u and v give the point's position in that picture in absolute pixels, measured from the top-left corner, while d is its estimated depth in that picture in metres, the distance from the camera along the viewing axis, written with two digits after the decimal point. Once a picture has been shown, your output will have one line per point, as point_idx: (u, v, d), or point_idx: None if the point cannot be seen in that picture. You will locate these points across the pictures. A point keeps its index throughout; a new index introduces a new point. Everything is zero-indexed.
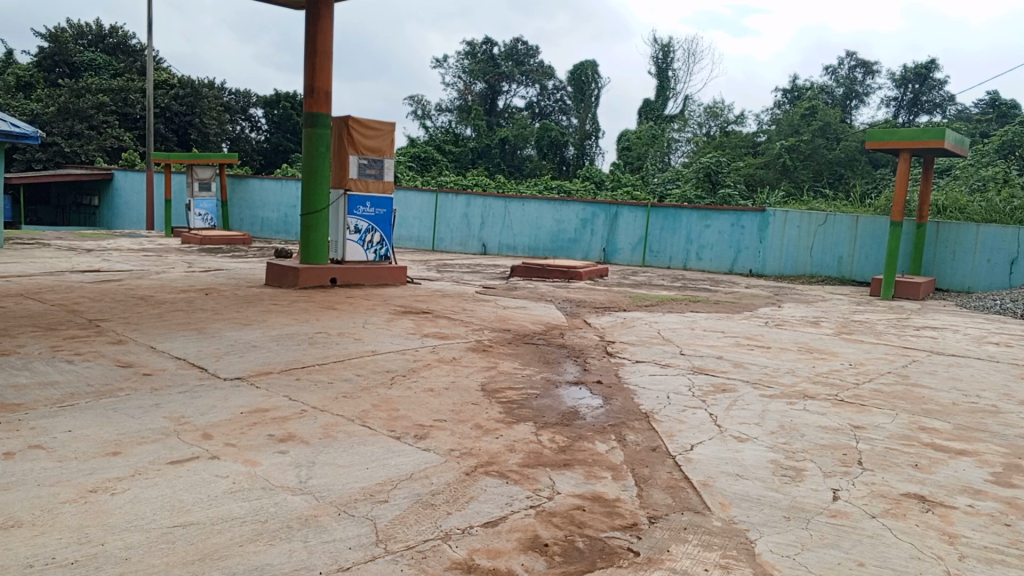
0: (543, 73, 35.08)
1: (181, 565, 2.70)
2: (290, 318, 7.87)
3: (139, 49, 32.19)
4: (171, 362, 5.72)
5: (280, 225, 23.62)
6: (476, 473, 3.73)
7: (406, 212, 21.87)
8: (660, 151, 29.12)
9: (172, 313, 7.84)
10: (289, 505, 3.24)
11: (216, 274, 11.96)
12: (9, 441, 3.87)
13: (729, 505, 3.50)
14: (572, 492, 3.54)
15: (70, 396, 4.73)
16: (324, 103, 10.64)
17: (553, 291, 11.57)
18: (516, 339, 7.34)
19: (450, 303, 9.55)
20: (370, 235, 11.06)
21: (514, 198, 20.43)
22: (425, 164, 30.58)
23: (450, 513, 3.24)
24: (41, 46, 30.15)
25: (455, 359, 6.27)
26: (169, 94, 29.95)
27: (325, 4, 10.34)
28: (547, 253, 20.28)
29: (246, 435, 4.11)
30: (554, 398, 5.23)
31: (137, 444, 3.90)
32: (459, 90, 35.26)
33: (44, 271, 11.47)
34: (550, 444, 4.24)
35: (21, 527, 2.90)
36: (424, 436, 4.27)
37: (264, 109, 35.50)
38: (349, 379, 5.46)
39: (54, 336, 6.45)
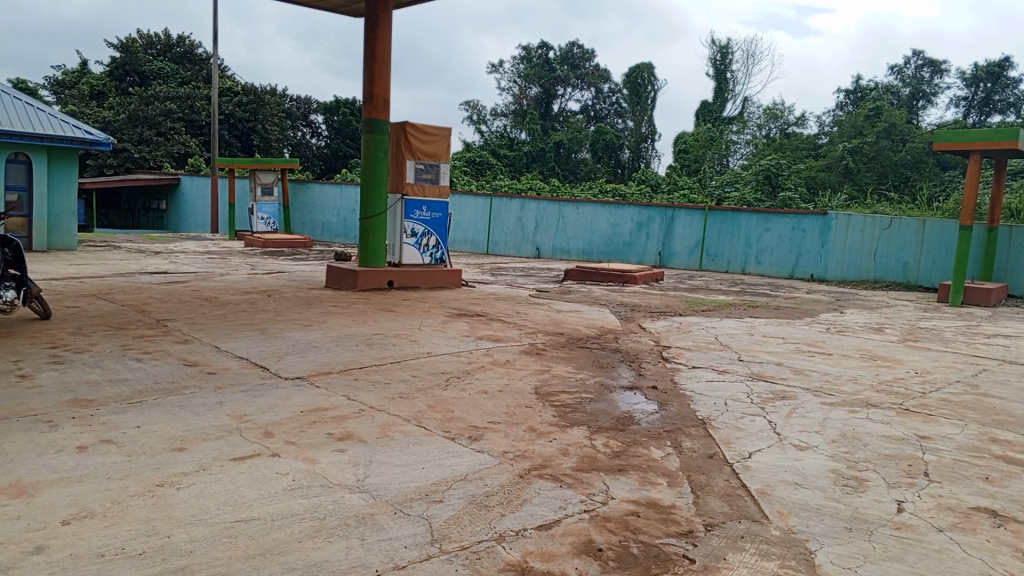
0: (599, 76, 34.99)
1: (243, 559, 2.77)
2: (349, 319, 8.01)
3: (205, 58, 33.15)
4: (234, 361, 5.88)
5: (339, 228, 24.06)
6: (529, 476, 3.73)
7: (461, 216, 22.07)
8: (718, 152, 28.74)
9: (235, 314, 8.05)
10: (347, 504, 3.29)
11: (277, 276, 12.24)
12: (83, 435, 4.03)
13: (788, 514, 3.43)
14: (627, 498, 3.51)
15: (139, 393, 4.90)
16: (383, 109, 10.76)
17: (607, 295, 11.52)
18: (571, 342, 7.33)
19: (505, 306, 9.59)
20: (426, 238, 11.18)
21: (568, 202, 20.41)
22: (480, 168, 30.76)
23: (504, 516, 3.25)
24: (114, 56, 31.27)
25: (509, 362, 6.29)
26: (233, 101, 30.82)
27: (383, 10, 10.49)
28: (602, 257, 20.18)
29: (306, 434, 4.20)
30: (609, 402, 5.20)
31: (202, 440, 4.03)
32: (514, 95, 35.49)
33: (115, 272, 11.91)
34: (604, 449, 4.22)
35: (94, 518, 3.02)
36: (479, 438, 4.29)
37: (324, 115, 36.27)
38: (405, 380, 5.53)
39: (124, 335, 6.70)
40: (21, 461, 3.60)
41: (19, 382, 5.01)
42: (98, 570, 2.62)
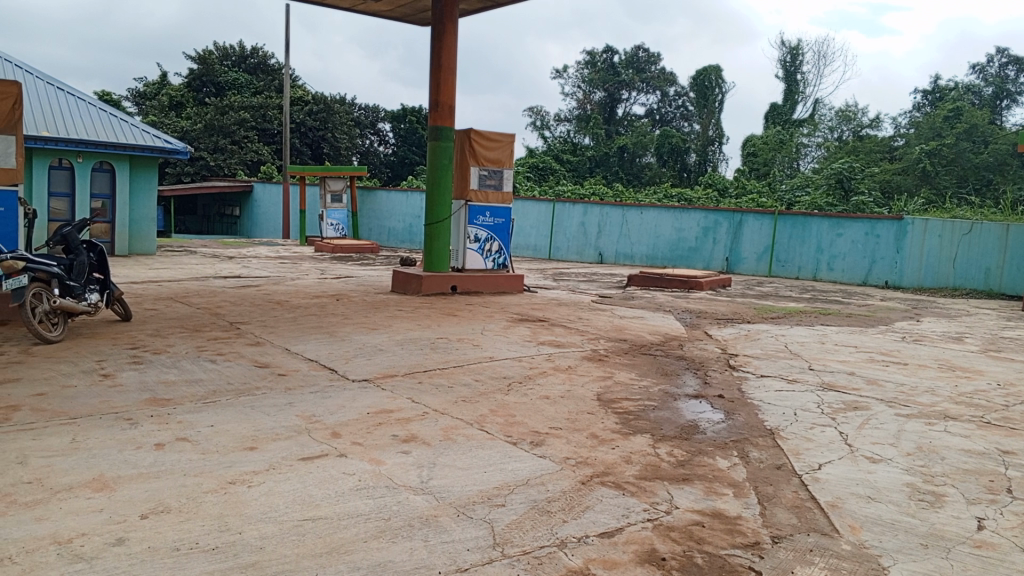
0: (665, 80, 34.64)
1: (311, 556, 2.84)
2: (413, 323, 8.11)
3: (277, 68, 34.13)
4: (304, 363, 6.03)
5: (404, 234, 24.42)
6: (592, 482, 3.71)
7: (524, 221, 22.16)
8: (788, 155, 28.09)
9: (304, 317, 8.26)
10: (410, 505, 3.33)
11: (345, 280, 12.50)
12: (161, 433, 4.19)
13: (860, 528, 3.32)
14: (691, 508, 3.46)
15: (213, 393, 5.08)
16: (448, 116, 10.87)
17: (671, 302, 11.38)
18: (634, 349, 7.26)
19: (567, 312, 9.57)
20: (489, 244, 11.25)
21: (632, 206, 20.25)
22: (543, 173, 30.75)
23: (566, 522, 3.24)
24: (191, 68, 32.48)
25: (571, 367, 6.27)
26: (304, 110, 31.65)
27: (449, 20, 10.61)
28: (666, 262, 19.91)
29: (372, 435, 4.28)
30: (673, 411, 5.14)
31: (272, 440, 4.14)
32: (578, 99, 35.42)
33: (191, 276, 12.36)
34: (668, 457, 4.16)
35: (170, 513, 3.14)
36: (541, 443, 4.29)
37: (391, 123, 36.90)
38: (468, 384, 5.56)
39: (199, 336, 6.94)
40: (103, 457, 3.77)
41: (101, 381, 5.25)
42: (173, 563, 2.73)
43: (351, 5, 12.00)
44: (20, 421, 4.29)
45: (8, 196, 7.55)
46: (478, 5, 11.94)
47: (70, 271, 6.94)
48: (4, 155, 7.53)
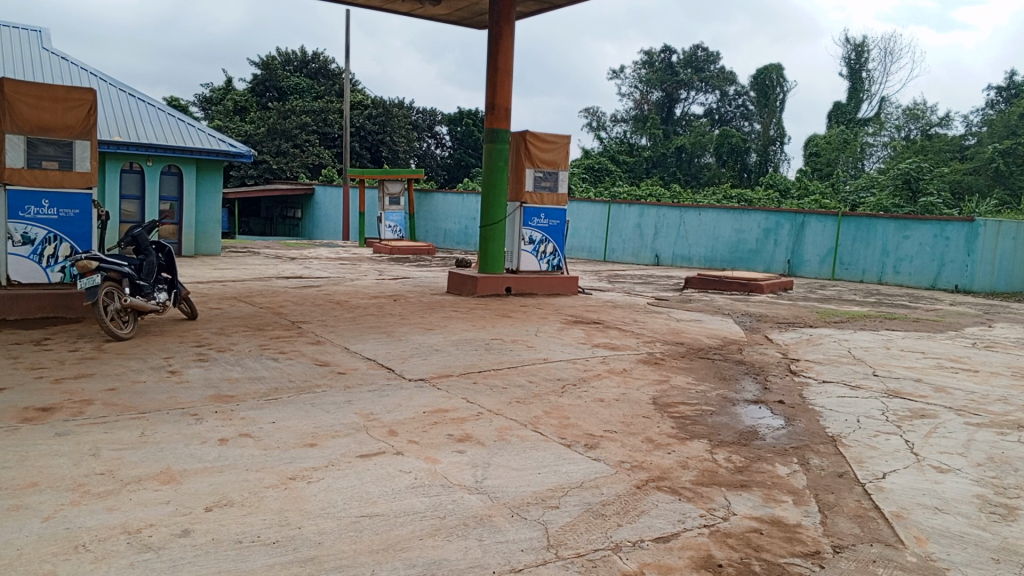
0: (724, 79, 34.16)
1: (367, 552, 2.88)
2: (468, 324, 8.17)
3: (337, 73, 34.82)
4: (362, 362, 6.14)
5: (460, 236, 24.58)
6: (648, 487, 3.68)
7: (579, 222, 22.12)
8: (853, 155, 27.36)
9: (362, 317, 8.39)
10: (465, 504, 3.36)
11: (402, 281, 12.67)
12: (224, 428, 4.31)
13: (927, 540, 3.21)
14: (749, 515, 3.40)
15: (274, 390, 5.21)
16: (504, 118, 10.91)
17: (731, 305, 11.18)
18: (691, 352, 7.17)
19: (622, 314, 9.51)
20: (543, 245, 11.24)
21: (690, 207, 20.00)
22: (599, 174, 30.54)
23: (620, 526, 3.22)
24: (255, 74, 33.36)
25: (626, 370, 6.22)
26: (364, 114, 32.21)
27: (506, 22, 10.65)
28: (725, 265, 19.63)
29: (428, 434, 4.32)
30: (732, 416, 5.05)
31: (331, 437, 4.22)
32: (635, 100, 35.16)
33: (255, 276, 12.70)
34: (726, 463, 4.10)
35: (233, 506, 3.23)
36: (595, 446, 4.28)
37: (448, 126, 37.24)
38: (522, 385, 5.57)
39: (262, 335, 7.12)
40: (171, 450, 3.90)
41: (169, 377, 5.44)
42: (236, 555, 2.80)
43: (410, 9, 12.18)
44: (94, 414, 4.47)
45: (84, 199, 7.89)
46: (535, 7, 11.98)
47: (140, 270, 7.18)
48: (79, 159, 7.85)
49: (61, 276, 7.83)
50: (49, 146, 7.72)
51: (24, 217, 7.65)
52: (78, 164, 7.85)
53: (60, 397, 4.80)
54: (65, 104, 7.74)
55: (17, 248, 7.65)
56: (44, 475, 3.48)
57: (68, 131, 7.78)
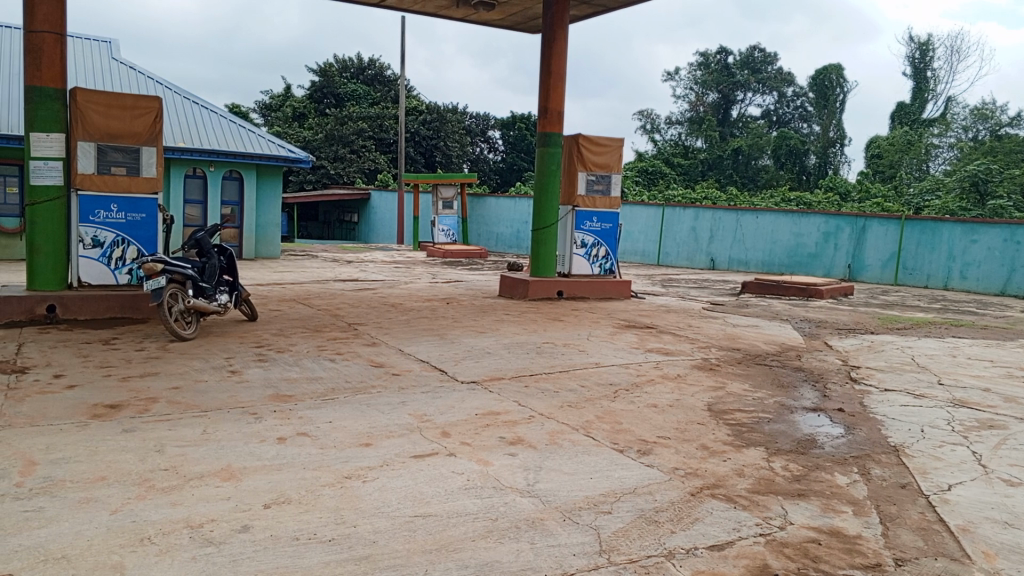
0: (782, 80, 33.56)
1: (421, 552, 2.91)
2: (521, 327, 8.20)
3: (393, 78, 35.33)
4: (416, 364, 6.20)
5: (512, 239, 24.64)
6: (702, 494, 3.63)
7: (632, 226, 21.96)
8: (917, 157, 26.59)
9: (416, 320, 8.49)
10: (517, 507, 3.37)
11: (455, 285, 12.77)
12: (283, 427, 4.41)
13: (996, 556, 3.10)
14: (807, 525, 3.33)
15: (331, 390, 5.30)
16: (557, 121, 10.90)
17: (789, 310, 10.97)
18: (747, 359, 7.05)
19: (677, 319, 9.41)
20: (596, 249, 11.19)
21: (747, 211, 19.69)
22: (653, 177, 30.24)
23: (674, 533, 3.19)
24: (314, 80, 34.08)
25: (680, 376, 6.16)
26: (418, 119, 32.56)
27: (560, 26, 10.64)
28: (784, 269, 19.25)
29: (480, 436, 4.35)
30: (789, 424, 4.95)
31: (386, 437, 4.28)
32: (690, 101, 34.76)
33: (313, 279, 12.97)
34: (783, 472, 4.02)
35: (290, 504, 3.30)
36: (648, 452, 4.24)
37: (501, 131, 37.42)
38: (574, 390, 5.55)
39: (319, 336, 7.27)
40: (230, 448, 4.00)
41: (230, 376, 5.58)
42: (293, 552, 2.86)
43: (464, 15, 12.28)
44: (159, 412, 4.62)
45: (150, 204, 8.17)
46: (589, 11, 11.95)
47: (203, 273, 7.39)
48: (146, 165, 8.12)
49: (128, 278, 8.12)
50: (118, 153, 8.01)
51: (94, 221, 7.96)
52: (145, 170, 8.13)
53: (127, 394, 4.97)
54: (132, 112, 8.01)
55: (88, 251, 7.96)
56: (111, 469, 3.62)
57: (136, 138, 8.06)
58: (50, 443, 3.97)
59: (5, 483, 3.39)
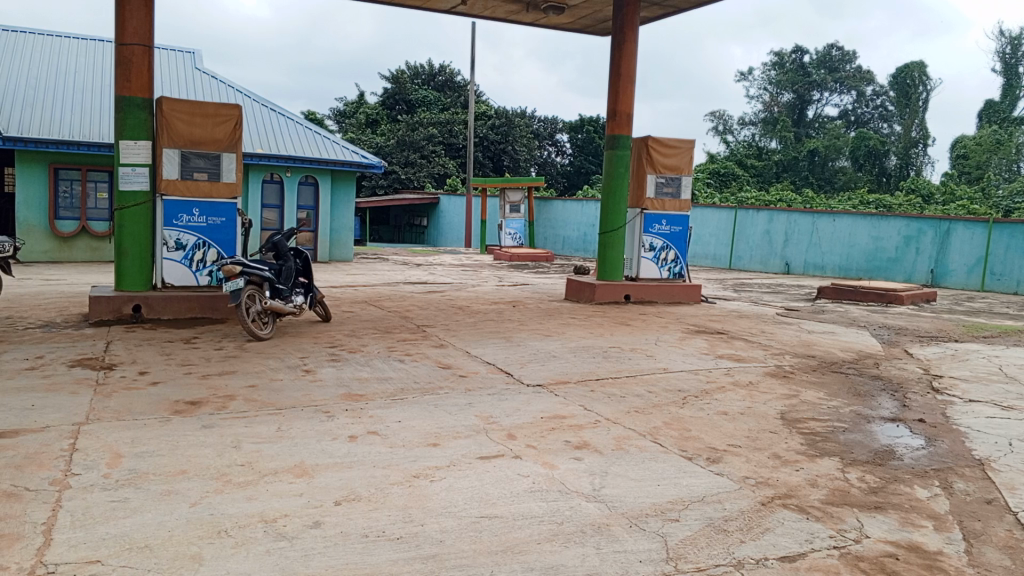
0: (861, 78, 32.49)
1: (486, 553, 2.93)
2: (587, 331, 8.16)
3: (463, 84, 35.75)
4: (483, 366, 6.26)
5: (579, 243, 24.56)
6: (773, 504, 3.55)
7: (702, 230, 21.60)
8: (1008, 157, 25.40)
9: (483, 322, 8.55)
10: (583, 511, 3.36)
11: (522, 288, 12.79)
12: (354, 426, 4.50)
13: None
14: (884, 538, 3.21)
15: (401, 390, 5.39)
16: (626, 124, 10.81)
17: (867, 316, 10.61)
18: (822, 366, 6.86)
19: (749, 324, 9.21)
20: (665, 252, 11.06)
21: (823, 214, 19.16)
22: (725, 179, 29.68)
23: (743, 542, 3.12)
24: (386, 88, 34.74)
25: (752, 384, 6.01)
26: (487, 124, 32.82)
27: (630, 28, 10.55)
28: (861, 274, 18.68)
29: (545, 439, 4.35)
30: (866, 434, 4.79)
31: (453, 438, 4.32)
32: (764, 102, 33.99)
33: (384, 282, 13.19)
34: (858, 483, 3.89)
35: (360, 501, 3.37)
36: (718, 460, 4.17)
37: (569, 134, 37.36)
38: (641, 395, 5.50)
39: (389, 337, 7.41)
40: (304, 445, 4.11)
41: (304, 375, 5.74)
42: (363, 549, 2.92)
43: (534, 19, 12.31)
44: (236, 409, 4.78)
45: (230, 208, 8.48)
46: (659, 12, 11.83)
47: (279, 275, 7.62)
48: (226, 171, 8.42)
49: (209, 280, 8.44)
50: (200, 159, 8.32)
51: (177, 225, 8.30)
52: (225, 175, 8.42)
53: (207, 392, 5.16)
54: (214, 120, 8.32)
55: (171, 253, 8.30)
56: (191, 463, 3.76)
57: (217, 145, 8.36)
58: (134, 436, 4.15)
59: (94, 474, 3.57)
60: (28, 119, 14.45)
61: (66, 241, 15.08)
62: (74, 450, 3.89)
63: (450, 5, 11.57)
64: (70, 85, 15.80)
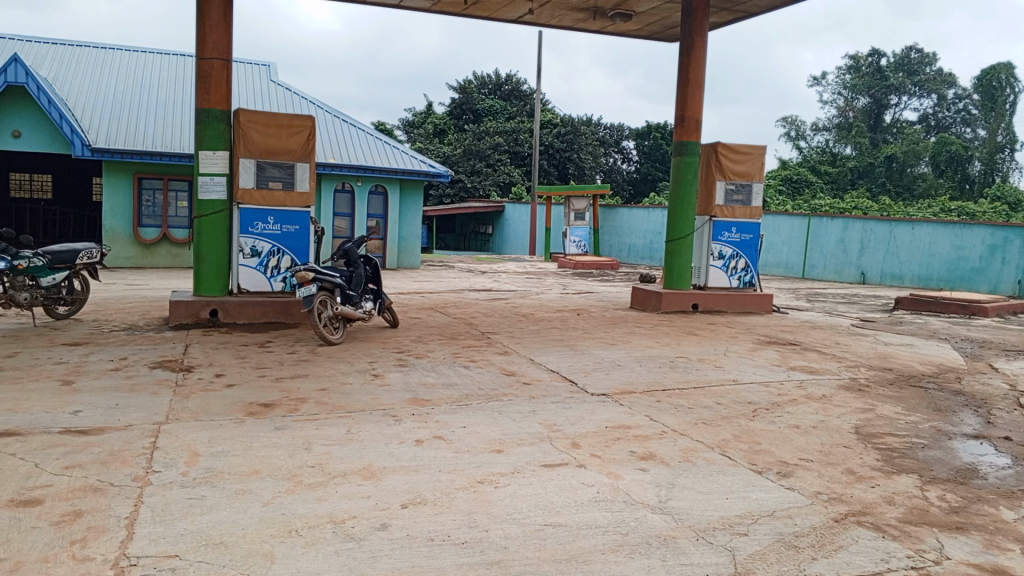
0: (942, 81, 31.40)
1: (551, 561, 2.93)
2: (653, 341, 8.07)
3: (529, 93, 35.97)
4: (547, 374, 6.26)
5: (645, 250, 24.31)
6: (846, 521, 3.44)
7: (774, 237, 21.19)
8: None
9: (548, 330, 8.55)
10: (649, 523, 3.32)
11: (586, 296, 12.73)
12: (420, 430, 4.57)
13: None
14: (966, 561, 3.07)
15: (465, 396, 5.43)
16: (694, 130, 10.65)
17: (949, 328, 10.16)
18: (900, 380, 6.61)
19: (822, 336, 8.95)
20: (735, 261, 10.87)
21: (901, 221, 18.51)
22: (797, 186, 28.85)
23: (815, 559, 3.04)
24: (454, 98, 35.18)
25: (826, 397, 5.84)
26: (553, 132, 32.87)
27: (699, 33, 10.41)
28: (942, 284, 17.93)
29: (610, 449, 4.32)
30: (947, 451, 4.59)
31: (517, 445, 4.34)
32: (839, 107, 33.12)
33: (450, 289, 13.32)
34: (938, 502, 3.73)
35: (426, 505, 3.41)
36: (789, 474, 4.06)
37: (636, 141, 37.08)
38: (709, 407, 5.40)
39: (455, 343, 7.48)
40: (372, 448, 4.18)
41: (373, 380, 5.84)
42: (428, 552, 2.95)
43: (601, 27, 12.27)
44: (307, 411, 4.91)
45: (303, 216, 8.70)
46: (729, 17, 11.67)
47: (350, 281, 7.80)
48: (300, 180, 8.64)
49: (282, 286, 8.68)
50: (275, 169, 8.58)
51: (253, 232, 8.56)
52: (299, 184, 8.65)
53: (280, 394, 5.31)
54: (288, 131, 8.56)
55: (247, 260, 8.57)
56: (264, 464, 3.87)
57: (291, 155, 8.60)
58: (212, 437, 4.30)
59: (173, 472, 3.71)
60: (115, 130, 15.17)
61: (149, 247, 15.75)
62: (155, 448, 4.06)
63: (518, 14, 11.65)
64: (153, 98, 16.53)
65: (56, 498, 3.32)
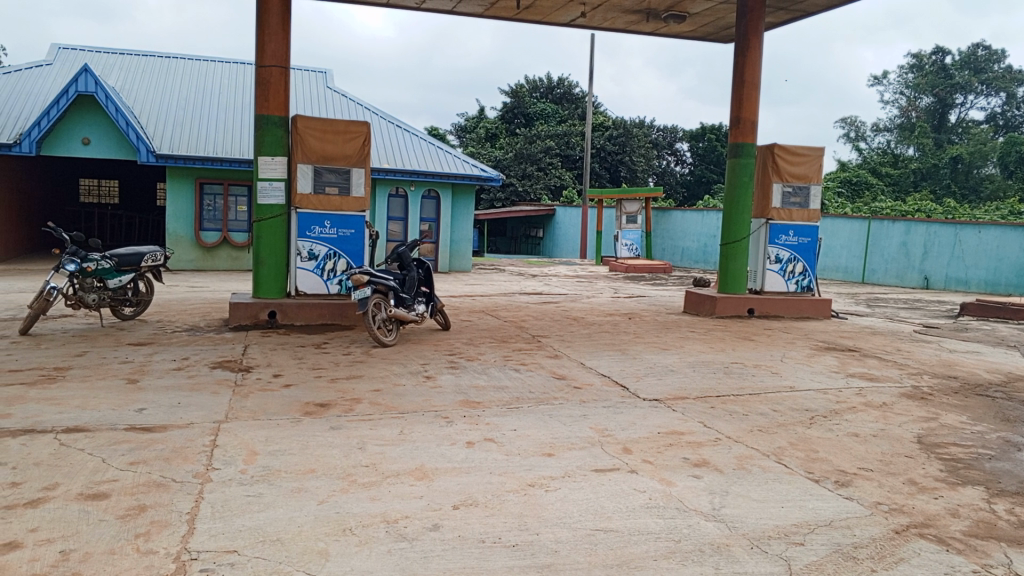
0: (1011, 79, 30.26)
1: (603, 566, 2.91)
2: (707, 346, 7.96)
3: (581, 96, 35.90)
4: (598, 378, 6.23)
5: (698, 254, 24.03)
6: (908, 533, 3.34)
7: (833, 241, 20.59)
8: None
9: (599, 334, 8.51)
10: (702, 530, 3.27)
11: (638, 300, 12.62)
12: (470, 432, 4.60)
13: None
14: None
15: (516, 399, 5.45)
16: (750, 132, 10.45)
17: (1018, 335, 9.79)
18: (965, 388, 6.38)
19: (883, 342, 8.71)
20: (792, 265, 10.66)
21: (967, 224, 17.93)
22: (857, 189, 28.19)
23: (875, 571, 2.96)
24: (505, 102, 35.31)
25: (886, 405, 5.68)
26: (605, 135, 32.72)
27: (755, 33, 10.24)
28: (1011, 289, 17.34)
29: (663, 455, 4.28)
30: (1015, 463, 4.42)
31: (568, 449, 4.33)
32: (900, 107, 32.19)
33: (501, 292, 13.35)
34: (1007, 516, 3.59)
35: (477, 507, 3.43)
36: (847, 483, 3.96)
37: (689, 143, 36.66)
38: (765, 413, 5.31)
39: (505, 347, 7.51)
40: (424, 449, 4.23)
41: (425, 381, 5.90)
42: (479, 553, 2.97)
43: (654, 29, 12.17)
44: (361, 412, 4.98)
45: (359, 220, 8.85)
46: (786, 16, 11.46)
47: (403, 284, 7.88)
48: (355, 185, 8.81)
49: (338, 288, 8.85)
50: (331, 174, 8.75)
51: (310, 236, 8.73)
52: (354, 190, 8.82)
53: (335, 394, 5.42)
54: (344, 136, 8.73)
55: (304, 263, 8.74)
56: (319, 463, 3.95)
57: (347, 160, 8.76)
58: (269, 435, 4.40)
59: (232, 469, 3.81)
60: (178, 137, 15.65)
61: (210, 251, 16.20)
62: (215, 446, 4.17)
63: (570, 17, 11.63)
64: (215, 104, 17.01)
65: (121, 493, 3.43)
